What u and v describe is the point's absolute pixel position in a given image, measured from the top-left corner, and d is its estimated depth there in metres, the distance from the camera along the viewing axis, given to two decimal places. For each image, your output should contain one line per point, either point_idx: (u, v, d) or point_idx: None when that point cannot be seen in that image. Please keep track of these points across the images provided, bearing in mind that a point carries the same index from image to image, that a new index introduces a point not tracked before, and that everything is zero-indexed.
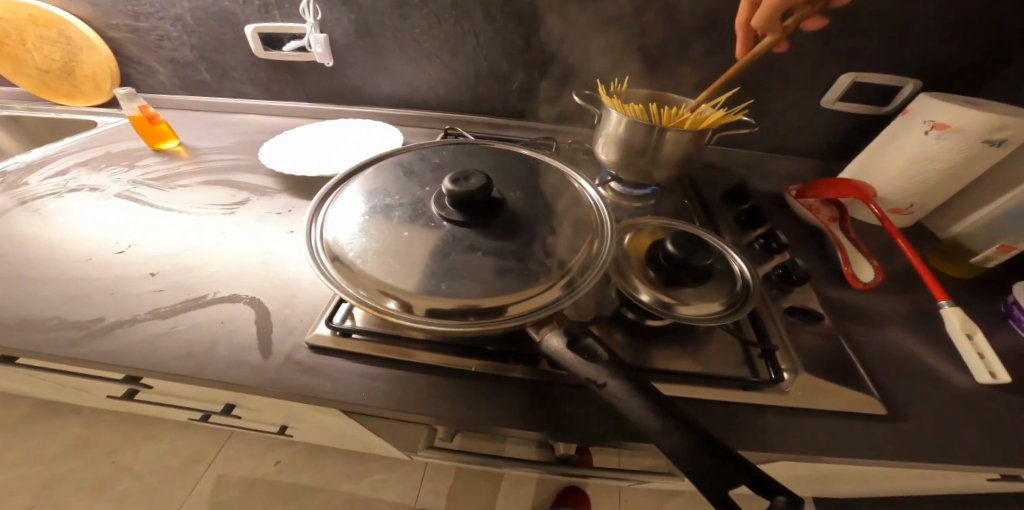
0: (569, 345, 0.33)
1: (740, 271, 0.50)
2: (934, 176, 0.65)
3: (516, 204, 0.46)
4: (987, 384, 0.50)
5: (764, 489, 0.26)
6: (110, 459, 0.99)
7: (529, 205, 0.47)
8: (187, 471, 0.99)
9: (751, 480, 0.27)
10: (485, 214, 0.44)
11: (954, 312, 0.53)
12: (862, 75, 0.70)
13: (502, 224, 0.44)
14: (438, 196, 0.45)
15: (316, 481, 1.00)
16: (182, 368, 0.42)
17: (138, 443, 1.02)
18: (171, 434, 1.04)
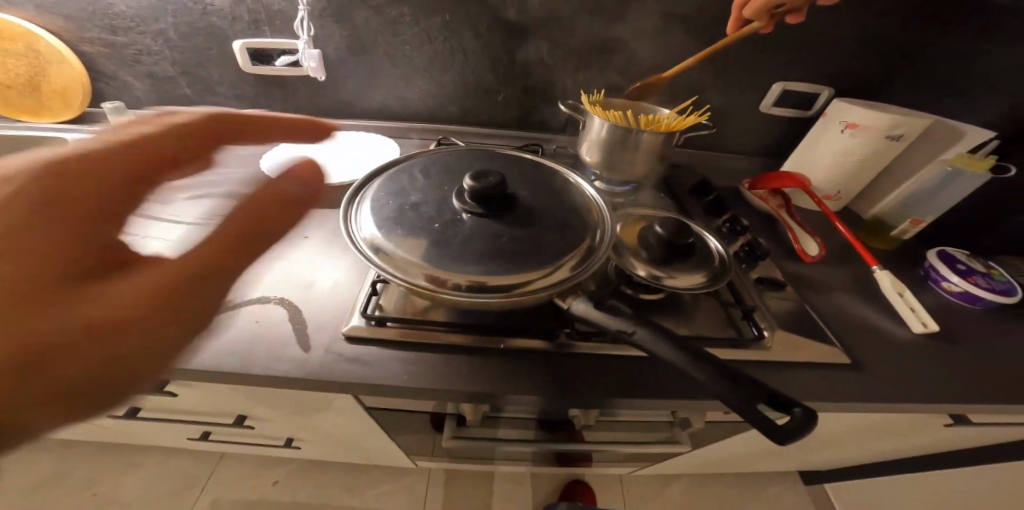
0: (595, 307, 0.40)
1: (715, 249, 0.60)
2: (853, 166, 0.79)
3: (527, 199, 0.53)
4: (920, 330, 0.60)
5: (781, 405, 0.33)
6: (86, 495, 0.93)
7: (538, 198, 0.53)
8: (173, 502, 0.95)
9: (767, 397, 0.33)
10: (503, 207, 0.50)
11: (885, 274, 0.62)
12: (791, 84, 0.83)
13: (517, 215, 0.50)
14: (459, 192, 0.51)
15: (316, 500, 0.98)
16: (224, 364, 0.43)
17: (116, 477, 0.96)
18: (154, 463, 0.99)
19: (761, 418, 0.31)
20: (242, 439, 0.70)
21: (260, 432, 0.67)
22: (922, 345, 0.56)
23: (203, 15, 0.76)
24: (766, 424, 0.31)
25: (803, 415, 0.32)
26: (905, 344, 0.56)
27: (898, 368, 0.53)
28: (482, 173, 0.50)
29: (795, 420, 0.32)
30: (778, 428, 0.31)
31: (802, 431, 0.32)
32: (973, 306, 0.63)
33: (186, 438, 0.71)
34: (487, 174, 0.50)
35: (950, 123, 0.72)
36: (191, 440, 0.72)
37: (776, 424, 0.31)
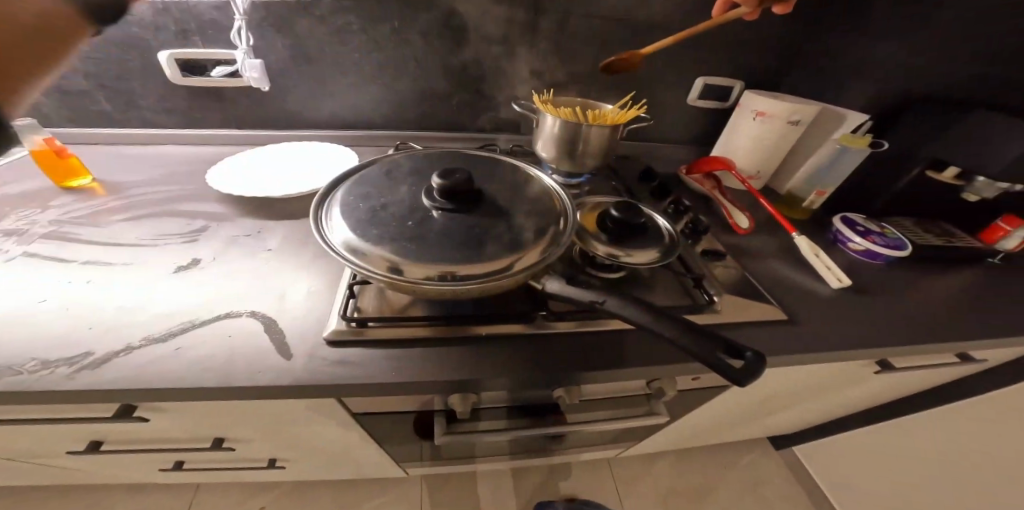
0: (568, 284, 0.44)
1: (665, 227, 0.66)
2: (768, 148, 0.90)
3: (493, 193, 0.56)
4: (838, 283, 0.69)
5: (736, 353, 0.38)
6: None
7: (503, 191, 0.57)
8: None
9: (724, 346, 0.38)
10: (472, 201, 0.52)
11: (804, 239, 0.72)
12: (710, 79, 0.94)
13: (486, 207, 0.53)
14: (428, 190, 0.52)
15: None
16: (203, 381, 0.42)
17: None
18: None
19: (719, 364, 0.36)
20: (218, 466, 0.67)
21: (237, 458, 0.64)
22: (838, 297, 0.66)
23: (122, 25, 0.71)
24: (723, 367, 0.36)
25: (754, 357, 0.37)
26: (826, 298, 0.65)
27: (822, 315, 0.62)
28: (449, 171, 0.53)
29: (749, 363, 0.37)
30: (734, 371, 0.36)
31: (755, 372, 0.36)
32: (874, 260, 0.76)
33: (158, 469, 0.67)
34: (453, 171, 0.53)
35: (832, 109, 0.86)
36: (161, 470, 0.67)
37: (731, 367, 0.36)
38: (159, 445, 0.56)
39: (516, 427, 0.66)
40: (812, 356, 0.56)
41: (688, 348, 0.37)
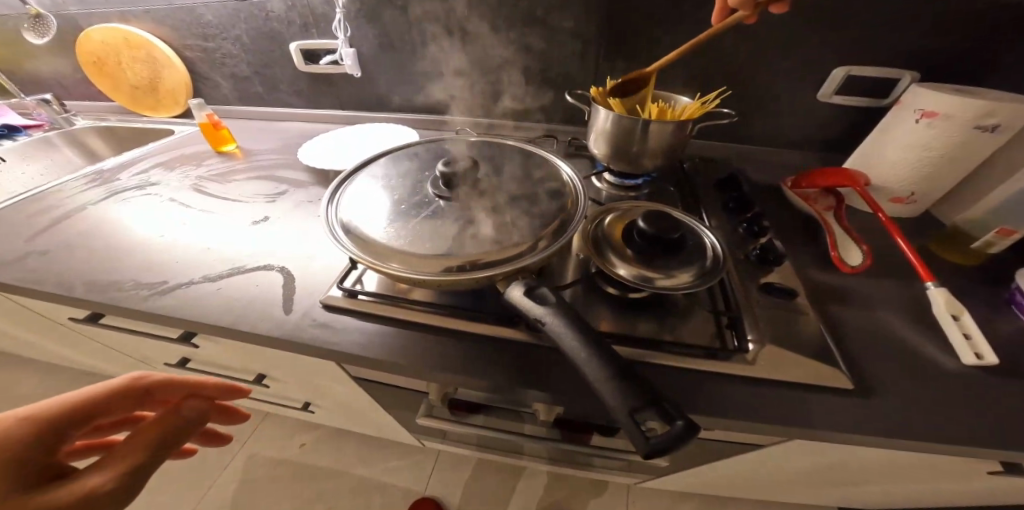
0: (526, 294, 0.40)
1: (711, 245, 0.55)
2: (930, 163, 0.64)
3: (498, 187, 0.55)
4: (981, 366, 0.48)
5: (668, 416, 0.31)
6: None
7: (510, 187, 0.55)
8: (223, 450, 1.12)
9: (655, 405, 0.32)
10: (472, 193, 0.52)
11: (940, 292, 0.52)
12: (856, 69, 0.72)
13: (486, 201, 0.52)
14: (433, 178, 0.54)
15: (336, 465, 1.09)
16: (223, 320, 0.51)
17: None
18: None
19: (632, 423, 0.31)
20: (268, 398, 0.81)
21: (279, 393, 0.77)
22: (963, 379, 0.47)
23: (265, 21, 0.87)
24: (636, 429, 0.31)
25: (683, 427, 0.30)
26: (939, 376, 0.47)
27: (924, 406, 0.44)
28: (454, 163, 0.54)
29: (673, 432, 0.30)
30: (647, 438, 0.30)
31: (677, 445, 0.30)
32: None
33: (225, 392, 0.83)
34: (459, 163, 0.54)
35: None
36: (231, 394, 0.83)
37: (640, 431, 0.30)
38: (221, 370, 0.71)
39: (556, 439, 0.64)
40: (874, 441, 0.42)
41: (602, 397, 0.33)
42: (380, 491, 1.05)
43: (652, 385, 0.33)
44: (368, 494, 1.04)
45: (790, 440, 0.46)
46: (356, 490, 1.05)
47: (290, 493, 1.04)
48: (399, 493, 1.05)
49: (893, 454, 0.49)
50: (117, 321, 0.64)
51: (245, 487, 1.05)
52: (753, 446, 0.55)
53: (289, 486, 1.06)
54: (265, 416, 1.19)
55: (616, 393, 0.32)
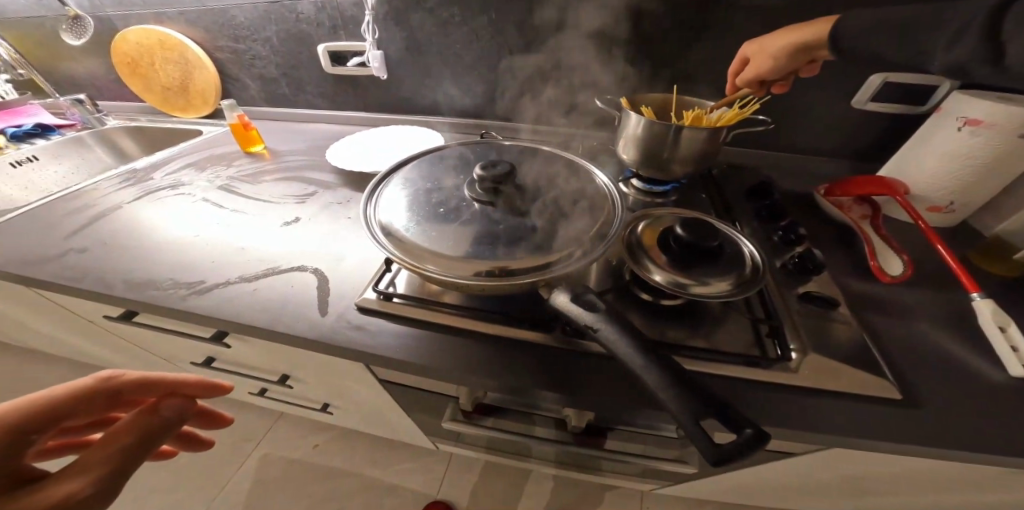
0: (573, 300, 0.40)
1: (750, 254, 0.54)
2: (972, 172, 0.63)
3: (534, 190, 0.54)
4: None
5: (733, 424, 0.32)
6: None
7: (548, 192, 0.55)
8: (241, 446, 1.13)
9: (719, 412, 0.32)
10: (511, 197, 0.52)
11: (986, 303, 0.51)
12: (893, 76, 0.70)
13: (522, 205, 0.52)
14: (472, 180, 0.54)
15: (350, 466, 1.09)
16: (260, 320, 0.51)
17: None
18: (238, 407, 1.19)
19: (699, 431, 0.31)
20: (287, 398, 0.81)
21: (300, 394, 0.77)
22: (1014, 393, 0.46)
23: (296, 22, 0.88)
24: (704, 436, 0.31)
25: (751, 436, 0.31)
26: (990, 390, 0.46)
27: (975, 423, 0.43)
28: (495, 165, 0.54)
29: (741, 440, 0.31)
30: (717, 446, 0.30)
31: (746, 452, 0.30)
32: None
33: (248, 391, 0.84)
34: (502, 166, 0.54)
35: None
36: (253, 393, 0.84)
37: (709, 438, 0.30)
38: (246, 370, 0.72)
39: (569, 443, 0.63)
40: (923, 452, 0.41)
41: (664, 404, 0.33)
42: (394, 493, 1.05)
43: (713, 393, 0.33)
44: (381, 497, 1.04)
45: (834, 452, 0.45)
46: (370, 491, 1.05)
47: (304, 493, 1.05)
48: (413, 496, 1.04)
49: (936, 468, 0.48)
50: (150, 319, 0.65)
51: (261, 484, 1.06)
52: (788, 459, 0.54)
53: (305, 484, 1.06)
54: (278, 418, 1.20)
55: (679, 401, 0.32)
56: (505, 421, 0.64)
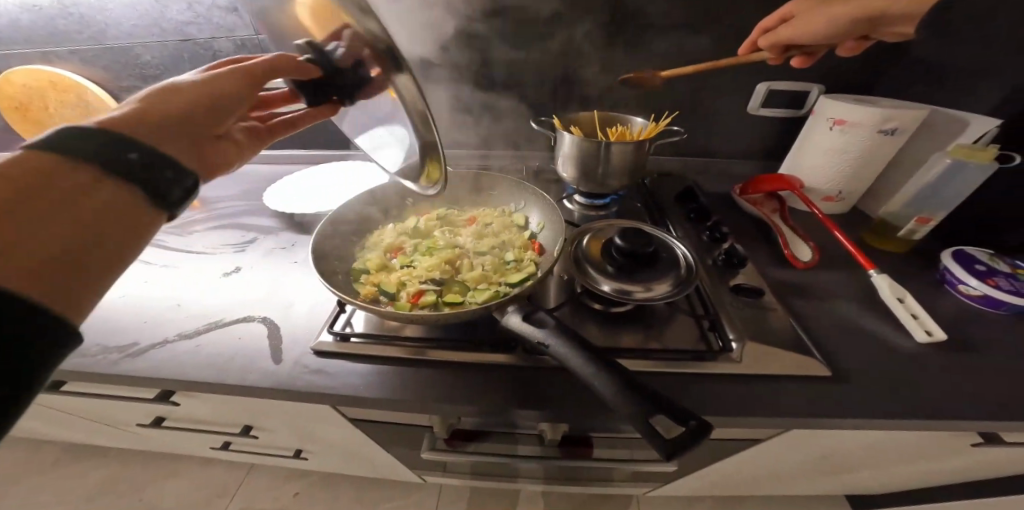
0: (525, 320, 0.42)
1: (682, 255, 0.60)
2: (852, 165, 0.73)
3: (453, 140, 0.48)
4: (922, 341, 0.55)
5: (680, 420, 0.34)
6: (137, 498, 1.01)
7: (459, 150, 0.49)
8: (207, 506, 1.01)
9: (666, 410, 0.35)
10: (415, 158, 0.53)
11: (885, 278, 0.60)
12: (775, 84, 0.81)
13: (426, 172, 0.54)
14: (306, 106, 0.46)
15: None
16: (206, 378, 0.48)
17: (160, 484, 1.04)
18: (191, 471, 1.07)
19: (650, 431, 0.33)
20: (257, 449, 0.75)
21: (266, 443, 0.73)
22: (911, 351, 0.54)
23: (212, 60, 0.85)
24: (654, 434, 0.33)
25: (695, 428, 0.33)
26: (893, 353, 0.53)
27: (887, 384, 0.50)
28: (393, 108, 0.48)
29: (686, 433, 0.33)
30: (668, 441, 0.32)
31: (692, 443, 0.32)
32: (998, 311, 0.59)
33: (208, 447, 0.77)
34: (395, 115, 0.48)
35: (951, 112, 0.68)
36: (212, 449, 0.77)
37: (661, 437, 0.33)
38: (203, 425, 0.67)
39: (551, 457, 0.65)
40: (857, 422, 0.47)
41: (616, 409, 0.35)
42: None
43: (657, 391, 0.36)
44: None
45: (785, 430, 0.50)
46: None
47: None
48: None
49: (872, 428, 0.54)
50: (80, 386, 0.59)
51: None
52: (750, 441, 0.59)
53: None
54: (251, 467, 1.09)
55: (628, 403, 0.35)
56: (489, 444, 0.64)
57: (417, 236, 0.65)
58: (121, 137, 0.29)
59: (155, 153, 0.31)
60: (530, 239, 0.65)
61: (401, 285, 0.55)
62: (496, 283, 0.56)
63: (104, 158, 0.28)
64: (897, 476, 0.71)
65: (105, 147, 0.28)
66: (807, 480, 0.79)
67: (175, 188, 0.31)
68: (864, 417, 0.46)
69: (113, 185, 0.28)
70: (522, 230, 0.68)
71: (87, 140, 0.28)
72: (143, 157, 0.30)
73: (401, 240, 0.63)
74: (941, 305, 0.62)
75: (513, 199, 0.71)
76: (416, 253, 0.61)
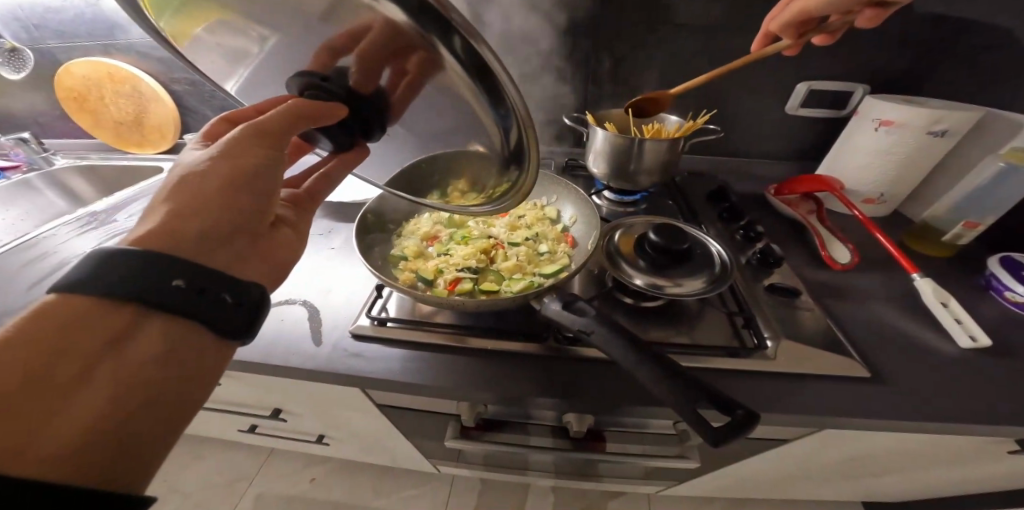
0: (564, 308, 0.43)
1: (717, 252, 0.59)
2: (895, 167, 0.72)
3: (517, 137, 0.37)
4: (967, 346, 0.53)
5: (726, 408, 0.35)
6: (161, 478, 1.03)
7: (521, 153, 0.38)
8: (229, 489, 1.02)
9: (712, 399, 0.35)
10: (440, 174, 0.44)
11: (928, 283, 0.59)
12: (816, 83, 0.80)
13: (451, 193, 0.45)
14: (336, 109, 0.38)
15: (346, 498, 1.02)
16: (252, 355, 0.50)
17: (185, 464, 1.05)
18: (213, 452, 1.07)
19: (696, 419, 0.34)
20: (282, 433, 0.78)
21: (293, 427, 0.75)
22: (956, 356, 0.52)
23: None
24: (699, 422, 0.33)
25: (743, 417, 0.33)
26: (938, 357, 0.52)
27: (930, 387, 0.49)
28: (421, 110, 0.37)
29: (734, 421, 0.33)
30: (714, 429, 0.33)
31: (739, 433, 0.33)
32: None
33: (236, 429, 0.80)
34: (426, 118, 0.38)
35: (1003, 113, 0.66)
36: (239, 431, 0.80)
37: (708, 424, 0.33)
38: (235, 405, 0.69)
39: (564, 449, 0.64)
40: (901, 424, 0.46)
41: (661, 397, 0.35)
42: None
43: (700, 381, 0.36)
44: None
45: (819, 429, 0.50)
46: None
47: None
48: None
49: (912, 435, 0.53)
50: None
51: None
52: (778, 440, 0.59)
53: None
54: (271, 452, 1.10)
55: (673, 391, 0.35)
56: (506, 435, 0.65)
57: (451, 226, 0.66)
58: (166, 261, 0.28)
59: (203, 272, 0.30)
60: (563, 232, 0.66)
61: (438, 273, 0.57)
62: (530, 273, 0.57)
63: (149, 296, 0.27)
64: (931, 485, 0.69)
65: (151, 279, 0.27)
66: (833, 488, 0.77)
67: (232, 308, 0.31)
68: (907, 419, 0.45)
69: (164, 321, 0.28)
70: (554, 223, 0.69)
71: (131, 273, 0.27)
72: (189, 281, 0.29)
73: (436, 229, 0.65)
74: (986, 311, 0.60)
75: (545, 193, 0.72)
76: (451, 241, 0.63)
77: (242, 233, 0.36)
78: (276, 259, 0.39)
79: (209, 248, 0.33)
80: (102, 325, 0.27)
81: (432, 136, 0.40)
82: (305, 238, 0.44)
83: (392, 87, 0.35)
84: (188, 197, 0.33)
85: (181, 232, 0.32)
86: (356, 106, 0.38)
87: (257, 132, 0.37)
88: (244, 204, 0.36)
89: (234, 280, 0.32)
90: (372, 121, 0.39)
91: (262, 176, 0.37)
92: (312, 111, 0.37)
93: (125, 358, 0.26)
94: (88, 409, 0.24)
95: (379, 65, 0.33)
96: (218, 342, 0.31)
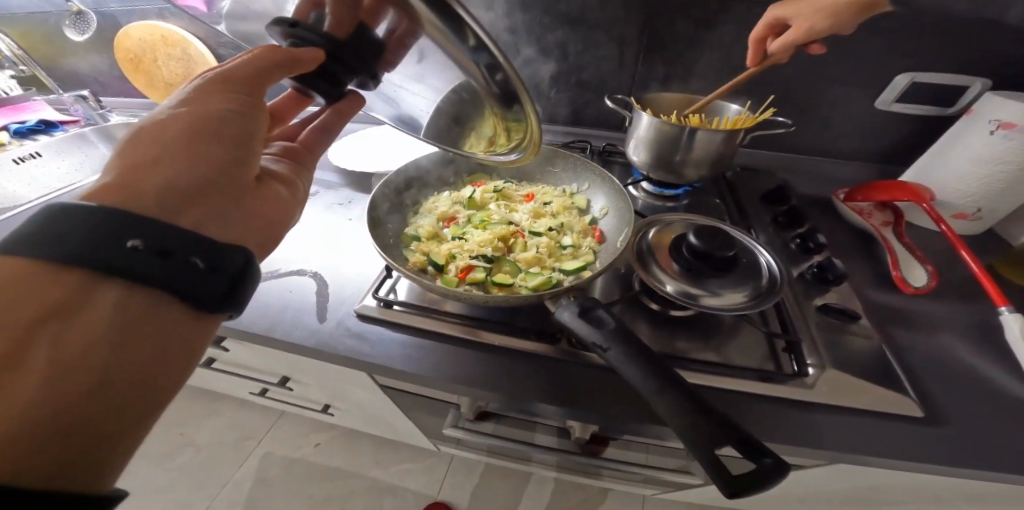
0: (580, 315, 0.39)
1: (766, 265, 0.52)
2: (1003, 178, 0.60)
3: (506, 79, 0.37)
4: None
5: (751, 452, 0.30)
6: (178, 430, 1.08)
7: (514, 94, 0.39)
8: (238, 447, 1.06)
9: (738, 441, 0.30)
10: (458, 122, 0.43)
11: (1016, 318, 0.49)
12: (921, 76, 0.70)
13: (474, 143, 0.45)
14: (295, 54, 0.34)
15: (347, 465, 1.04)
16: (256, 326, 0.49)
17: (203, 418, 1.11)
18: (230, 411, 1.13)
19: (711, 460, 0.29)
20: (289, 399, 0.80)
21: (300, 395, 0.76)
22: None
23: None
24: (716, 466, 0.28)
25: (771, 465, 0.28)
26: (1019, 407, 0.44)
27: (1005, 441, 0.41)
28: (424, 56, 0.38)
29: (759, 468, 0.28)
30: (733, 478, 0.28)
31: (769, 480, 0.28)
32: None
33: (248, 391, 0.83)
34: (429, 64, 0.38)
35: None
36: (251, 393, 0.83)
37: (722, 470, 0.28)
38: (245, 370, 0.70)
39: (571, 452, 0.62)
40: (959, 476, 0.39)
41: (671, 429, 0.31)
42: (392, 495, 1.01)
43: (708, 402, 0.32)
44: (381, 499, 1.00)
45: (851, 467, 0.44)
46: (368, 492, 1.01)
47: (299, 495, 0.99)
48: (413, 498, 1.00)
49: (965, 484, 0.46)
50: None
51: (257, 487, 1.00)
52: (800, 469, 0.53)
53: (303, 487, 1.01)
54: (281, 414, 1.13)
55: (690, 427, 0.30)
56: (506, 428, 0.63)
57: (471, 207, 0.63)
58: (121, 219, 0.26)
59: (168, 234, 0.28)
60: (591, 225, 0.61)
61: (450, 257, 0.53)
62: (549, 268, 0.53)
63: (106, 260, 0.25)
64: None
65: (106, 240, 0.25)
66: None
67: (209, 276, 0.29)
68: (968, 473, 0.39)
69: (120, 288, 0.26)
70: (582, 214, 0.64)
71: (80, 231, 0.25)
72: (148, 245, 0.27)
73: (454, 210, 0.62)
74: None
75: (577, 180, 0.67)
76: (468, 224, 0.59)
77: (217, 185, 0.34)
78: (263, 220, 0.38)
79: (179, 203, 0.31)
80: (47, 285, 0.24)
81: (435, 86, 0.41)
82: (297, 196, 0.43)
83: (387, 39, 0.36)
84: (149, 151, 0.32)
85: (146, 188, 0.30)
86: (336, 57, 0.35)
87: (227, 80, 0.37)
88: (213, 157, 0.34)
89: (209, 243, 0.30)
90: (357, 72, 0.37)
91: (231, 123, 0.36)
92: (295, 60, 0.34)
93: (77, 332, 0.24)
94: (26, 392, 0.22)
95: (366, 10, 0.33)
96: (190, 316, 0.29)
